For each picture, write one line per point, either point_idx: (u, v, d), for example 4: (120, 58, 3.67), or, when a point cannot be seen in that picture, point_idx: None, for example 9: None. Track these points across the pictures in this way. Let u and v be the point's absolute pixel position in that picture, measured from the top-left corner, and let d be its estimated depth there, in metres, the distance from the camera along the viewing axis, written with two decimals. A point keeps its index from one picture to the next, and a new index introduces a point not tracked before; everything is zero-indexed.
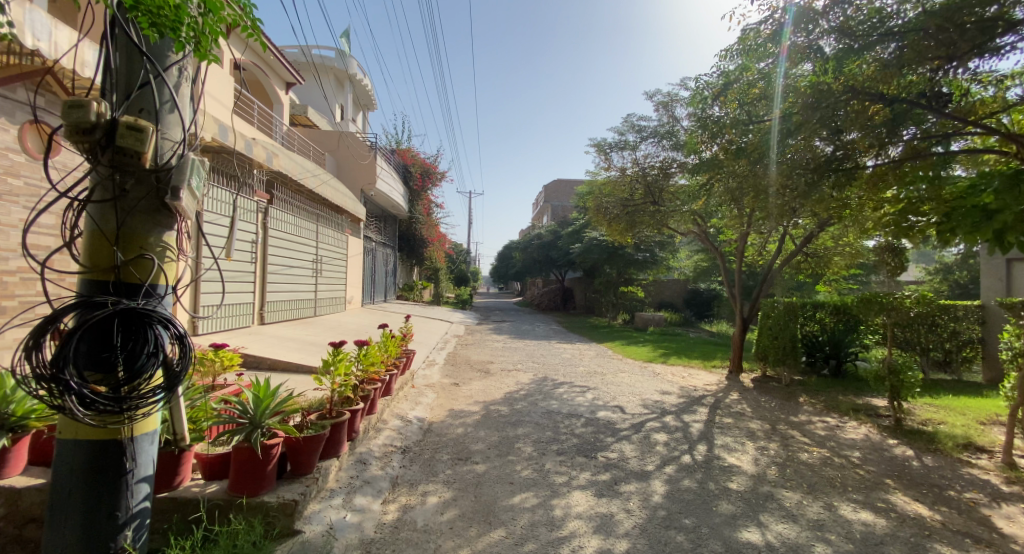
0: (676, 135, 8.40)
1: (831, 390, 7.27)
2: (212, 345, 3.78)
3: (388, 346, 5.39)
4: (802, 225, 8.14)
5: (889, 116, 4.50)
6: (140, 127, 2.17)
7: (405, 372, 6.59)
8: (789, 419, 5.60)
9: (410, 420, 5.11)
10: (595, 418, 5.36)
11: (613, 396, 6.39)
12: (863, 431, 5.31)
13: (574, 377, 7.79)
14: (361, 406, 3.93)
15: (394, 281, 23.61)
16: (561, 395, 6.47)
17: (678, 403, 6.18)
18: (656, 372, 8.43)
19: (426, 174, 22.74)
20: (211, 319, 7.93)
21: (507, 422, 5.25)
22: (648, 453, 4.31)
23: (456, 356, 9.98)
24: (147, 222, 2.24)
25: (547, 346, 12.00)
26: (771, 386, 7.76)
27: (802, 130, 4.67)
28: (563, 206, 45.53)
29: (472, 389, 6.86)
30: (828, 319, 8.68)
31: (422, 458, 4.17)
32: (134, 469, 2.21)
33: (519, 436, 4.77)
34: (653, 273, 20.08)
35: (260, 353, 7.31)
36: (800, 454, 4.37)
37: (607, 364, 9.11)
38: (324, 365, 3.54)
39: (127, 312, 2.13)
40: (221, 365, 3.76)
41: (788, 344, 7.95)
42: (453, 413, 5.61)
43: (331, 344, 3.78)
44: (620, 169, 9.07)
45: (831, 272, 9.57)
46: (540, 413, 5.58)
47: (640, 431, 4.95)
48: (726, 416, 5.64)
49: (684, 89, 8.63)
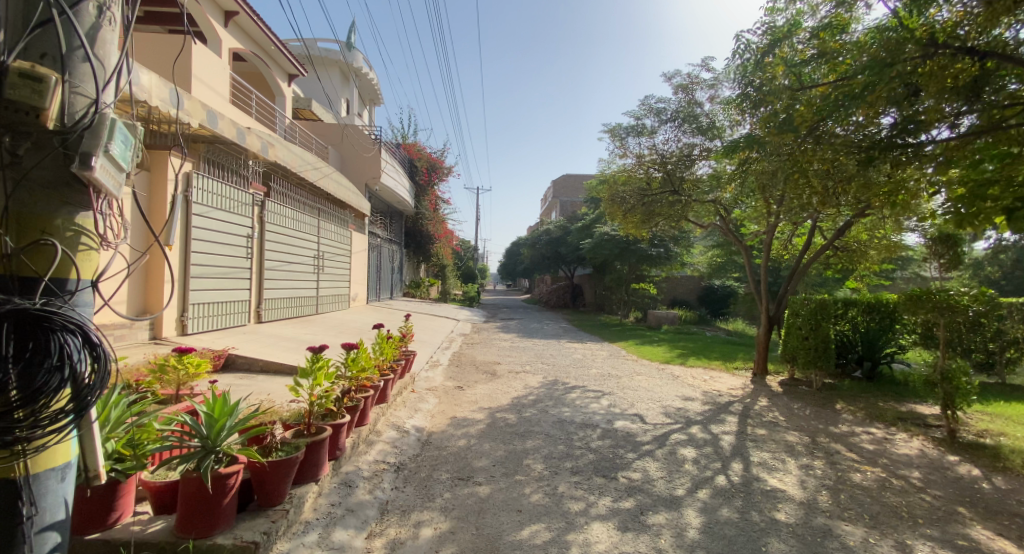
0: (698, 119, 7.81)
1: (869, 396, 6.65)
2: (175, 349, 3.26)
3: (383, 349, 4.91)
4: (835, 214, 7.50)
5: (972, 77, 3.98)
6: (40, 76, 1.69)
7: (405, 375, 6.10)
8: (830, 431, 5.03)
9: (408, 430, 4.61)
10: (613, 429, 4.82)
11: (631, 403, 5.84)
12: (916, 445, 4.72)
13: (587, 380, 7.24)
14: (347, 419, 3.41)
15: (400, 278, 23.17)
16: (573, 401, 5.93)
17: (703, 410, 5.62)
18: (675, 375, 7.85)
19: (433, 168, 22.25)
20: (203, 318, 7.52)
21: (514, 433, 4.72)
22: (676, 473, 3.76)
23: (461, 356, 9.48)
24: (52, 199, 1.81)
25: (557, 345, 11.50)
26: (802, 391, 7.15)
27: (861, 100, 4.17)
28: (574, 202, 45.07)
29: (477, 394, 6.34)
30: (861, 318, 8.04)
31: (418, 477, 3.65)
32: (34, 515, 1.74)
33: (527, 450, 4.24)
34: (667, 269, 19.44)
35: (252, 354, 6.85)
36: (851, 475, 3.80)
37: (621, 366, 8.55)
38: (301, 375, 3.02)
39: (19, 314, 1.66)
40: (186, 373, 3.28)
41: (820, 345, 7.30)
42: (456, 422, 5.10)
43: (311, 348, 3.26)
44: (636, 157, 8.48)
45: (863, 268, 8.92)
46: (551, 422, 5.05)
47: (665, 445, 4.40)
48: (758, 426, 5.07)
49: (706, 70, 8.01)
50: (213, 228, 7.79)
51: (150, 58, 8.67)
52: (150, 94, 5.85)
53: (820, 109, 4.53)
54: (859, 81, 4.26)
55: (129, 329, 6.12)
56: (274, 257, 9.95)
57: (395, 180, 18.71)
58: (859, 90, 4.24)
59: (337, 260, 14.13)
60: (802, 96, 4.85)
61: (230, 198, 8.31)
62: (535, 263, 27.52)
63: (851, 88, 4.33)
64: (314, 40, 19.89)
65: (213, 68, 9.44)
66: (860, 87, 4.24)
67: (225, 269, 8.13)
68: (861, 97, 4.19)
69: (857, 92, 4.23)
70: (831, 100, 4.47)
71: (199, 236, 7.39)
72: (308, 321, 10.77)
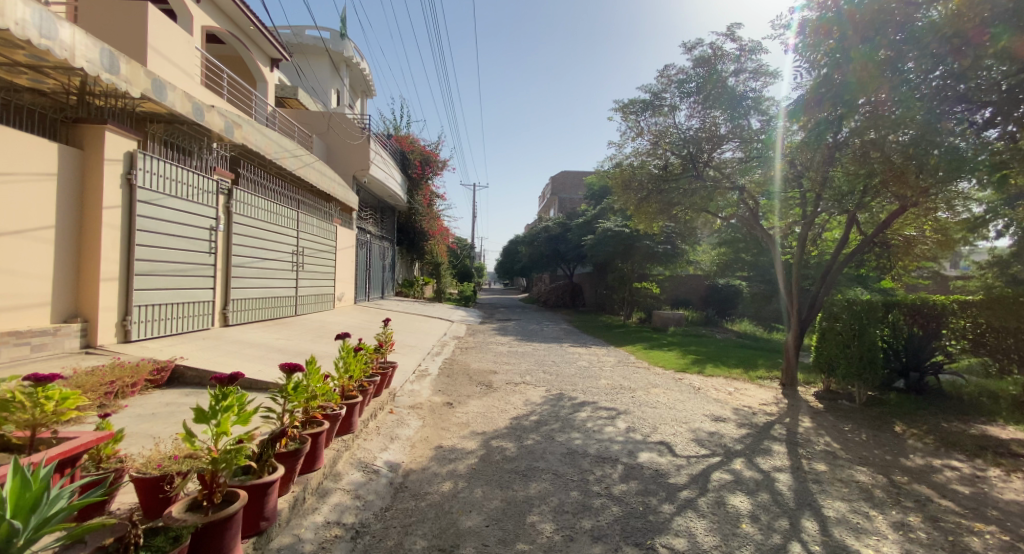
0: (723, 95, 6.81)
1: (925, 417, 5.74)
2: (30, 378, 2.31)
3: (350, 365, 3.95)
4: (879, 204, 6.54)
5: None
6: None
7: (380, 393, 5.09)
8: (903, 466, 4.12)
9: (377, 470, 3.61)
10: (637, 465, 3.85)
11: (654, 426, 4.88)
12: (1019, 486, 3.78)
13: (597, 394, 6.27)
14: (277, 477, 2.38)
15: (391, 277, 22.11)
16: (583, 423, 4.95)
17: (741, 436, 4.67)
18: (697, 387, 6.90)
19: (426, 161, 21.21)
20: (155, 321, 6.57)
21: (513, 471, 3.73)
22: (732, 538, 2.79)
23: (454, 363, 8.49)
24: None
25: (558, 349, 10.55)
26: (846, 408, 6.21)
27: (861, 93, 4.78)
28: (571, 199, 44.80)
29: (469, 413, 5.35)
30: (904, 322, 7.09)
31: (384, 549, 2.63)
32: None
33: (532, 500, 3.26)
34: (671, 268, 18.54)
35: (205, 365, 5.83)
36: (967, 540, 2.85)
37: (633, 375, 7.58)
38: (200, 418, 2.00)
39: None
40: (43, 415, 2.30)
41: (866, 354, 6.32)
42: (441, 453, 4.11)
43: (217, 376, 2.22)
44: (651, 137, 7.59)
45: (901, 263, 8.05)
46: (559, 455, 4.07)
47: (708, 490, 3.41)
48: (816, 460, 4.11)
49: (731, 40, 7.01)
50: (166, 219, 6.77)
51: (98, 23, 7.65)
52: (73, 51, 4.74)
53: (835, 102, 5.02)
54: (893, 68, 4.62)
55: (51, 338, 5.07)
56: (245, 252, 8.93)
57: (385, 172, 17.56)
58: (870, 74, 4.68)
59: (321, 257, 13.10)
60: (841, 68, 4.93)
61: (189, 184, 7.26)
62: (532, 261, 26.39)
63: (859, 74, 4.75)
64: (304, 26, 18.92)
65: (176, 37, 8.42)
66: (870, 73, 4.67)
67: (183, 265, 7.13)
68: (858, 83, 4.77)
69: (864, 79, 4.72)
70: (839, 87, 4.97)
71: (148, 227, 6.35)
72: (284, 325, 9.76)
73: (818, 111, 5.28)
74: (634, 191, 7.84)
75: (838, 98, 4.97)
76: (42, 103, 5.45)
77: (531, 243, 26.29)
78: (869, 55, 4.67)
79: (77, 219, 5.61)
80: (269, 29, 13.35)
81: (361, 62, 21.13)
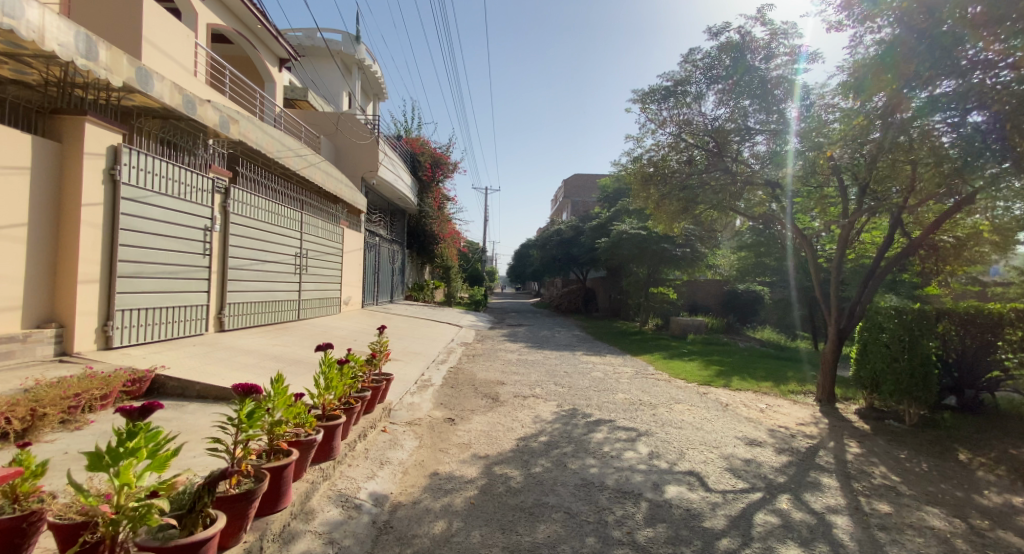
0: (751, 84, 6.26)
1: (988, 442, 5.04)
2: None
3: (332, 381, 3.46)
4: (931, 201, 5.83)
5: None
6: None
7: (372, 411, 4.57)
8: (982, 506, 3.47)
9: (359, 506, 3.07)
10: (663, 502, 3.28)
11: (680, 451, 4.30)
12: None
13: (614, 410, 5.69)
14: (218, 527, 1.88)
15: (401, 281, 21.75)
16: (599, 446, 4.39)
17: (782, 464, 4.07)
18: (724, 403, 6.28)
19: (438, 163, 20.84)
20: (140, 327, 6.17)
21: (519, 509, 3.18)
22: None
23: (459, 373, 7.97)
24: None
25: (571, 358, 9.97)
26: (895, 429, 5.53)
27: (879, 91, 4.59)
28: (585, 203, 44.36)
29: (472, 431, 4.81)
30: (955, 334, 6.33)
31: None
32: None
33: (539, 547, 2.70)
34: (689, 271, 17.84)
35: (188, 374, 5.38)
36: None
37: (653, 389, 6.98)
38: (96, 460, 1.54)
39: None
40: None
41: (917, 370, 5.64)
42: (436, 483, 3.57)
43: (121, 407, 1.78)
44: (672, 130, 7.08)
45: (948, 269, 7.33)
46: (573, 486, 3.53)
47: (752, 539, 2.82)
48: (875, 498, 3.48)
49: (762, 23, 6.42)
50: (154, 218, 6.37)
51: (94, 18, 7.41)
52: (42, 33, 4.36)
53: (853, 90, 4.83)
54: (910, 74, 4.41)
55: (20, 345, 4.67)
56: (244, 254, 8.55)
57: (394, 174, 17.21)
58: (884, 79, 4.51)
59: (326, 260, 12.73)
60: (858, 73, 4.78)
61: (182, 181, 6.88)
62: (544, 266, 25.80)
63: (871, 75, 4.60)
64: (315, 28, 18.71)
65: (176, 34, 8.12)
66: (880, 75, 4.52)
67: (174, 268, 6.74)
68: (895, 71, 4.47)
69: (874, 80, 4.57)
70: (857, 80, 4.78)
71: (133, 226, 5.95)
72: (284, 330, 9.34)
73: (858, 96, 4.84)
74: (654, 188, 7.28)
75: (876, 85, 4.57)
76: (27, 97, 5.15)
77: (542, 246, 25.71)
78: (886, 59, 4.47)
79: (53, 217, 5.22)
80: (280, 32, 13.06)
81: (373, 64, 20.84)
